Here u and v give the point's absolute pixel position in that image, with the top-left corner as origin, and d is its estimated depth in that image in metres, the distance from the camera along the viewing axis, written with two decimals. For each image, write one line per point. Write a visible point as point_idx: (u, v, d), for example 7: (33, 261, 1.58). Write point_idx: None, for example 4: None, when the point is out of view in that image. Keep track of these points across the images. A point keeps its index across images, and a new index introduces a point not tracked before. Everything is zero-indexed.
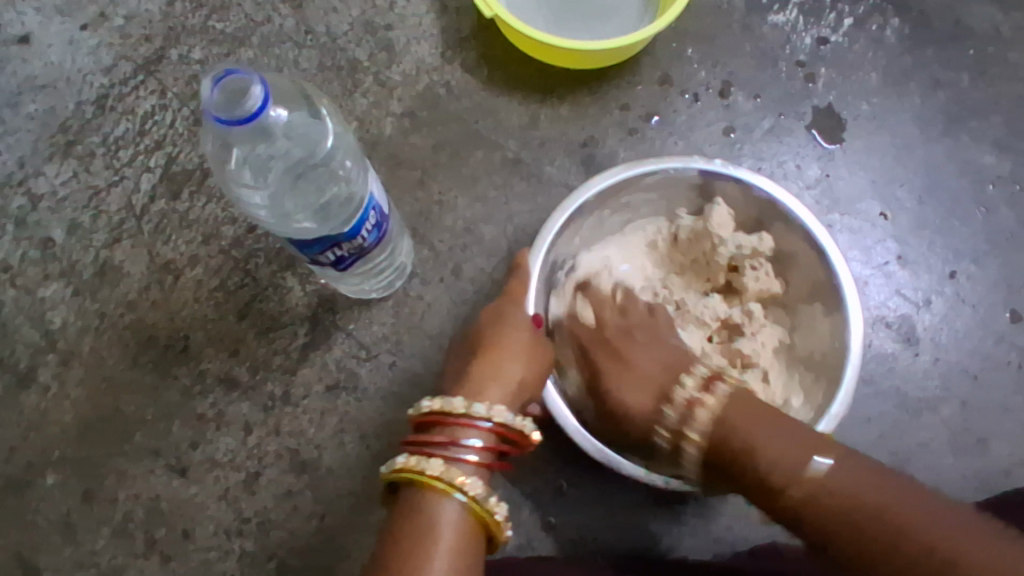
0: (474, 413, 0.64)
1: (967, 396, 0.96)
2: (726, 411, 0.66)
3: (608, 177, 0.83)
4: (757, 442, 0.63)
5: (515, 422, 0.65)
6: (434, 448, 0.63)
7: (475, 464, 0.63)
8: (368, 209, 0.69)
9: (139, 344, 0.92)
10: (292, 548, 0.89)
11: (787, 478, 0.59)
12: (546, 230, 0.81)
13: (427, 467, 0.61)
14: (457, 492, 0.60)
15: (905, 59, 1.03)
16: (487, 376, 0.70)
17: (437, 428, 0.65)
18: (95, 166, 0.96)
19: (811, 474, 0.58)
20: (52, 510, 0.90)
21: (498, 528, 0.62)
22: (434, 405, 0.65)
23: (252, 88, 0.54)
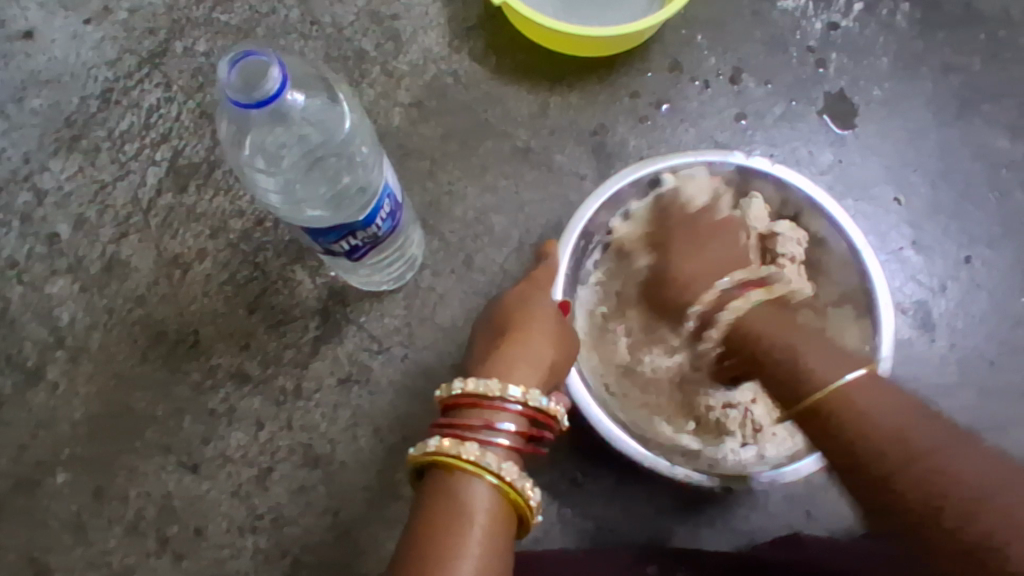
0: (507, 396, 0.63)
1: (985, 381, 0.96)
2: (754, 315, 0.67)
3: (645, 166, 0.83)
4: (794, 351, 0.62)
5: (547, 406, 0.65)
6: (467, 431, 0.62)
7: (508, 448, 0.62)
8: (383, 198, 0.69)
9: (148, 340, 0.91)
10: (306, 545, 0.88)
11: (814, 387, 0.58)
12: (579, 216, 0.82)
13: (460, 451, 0.60)
14: (490, 475, 0.59)
15: (916, 43, 1.02)
16: (518, 363, 0.68)
17: (469, 411, 0.64)
18: (100, 161, 0.95)
19: (834, 379, 0.58)
20: (63, 509, 0.89)
21: (528, 512, 0.62)
22: (466, 388, 0.64)
23: (270, 71, 0.52)
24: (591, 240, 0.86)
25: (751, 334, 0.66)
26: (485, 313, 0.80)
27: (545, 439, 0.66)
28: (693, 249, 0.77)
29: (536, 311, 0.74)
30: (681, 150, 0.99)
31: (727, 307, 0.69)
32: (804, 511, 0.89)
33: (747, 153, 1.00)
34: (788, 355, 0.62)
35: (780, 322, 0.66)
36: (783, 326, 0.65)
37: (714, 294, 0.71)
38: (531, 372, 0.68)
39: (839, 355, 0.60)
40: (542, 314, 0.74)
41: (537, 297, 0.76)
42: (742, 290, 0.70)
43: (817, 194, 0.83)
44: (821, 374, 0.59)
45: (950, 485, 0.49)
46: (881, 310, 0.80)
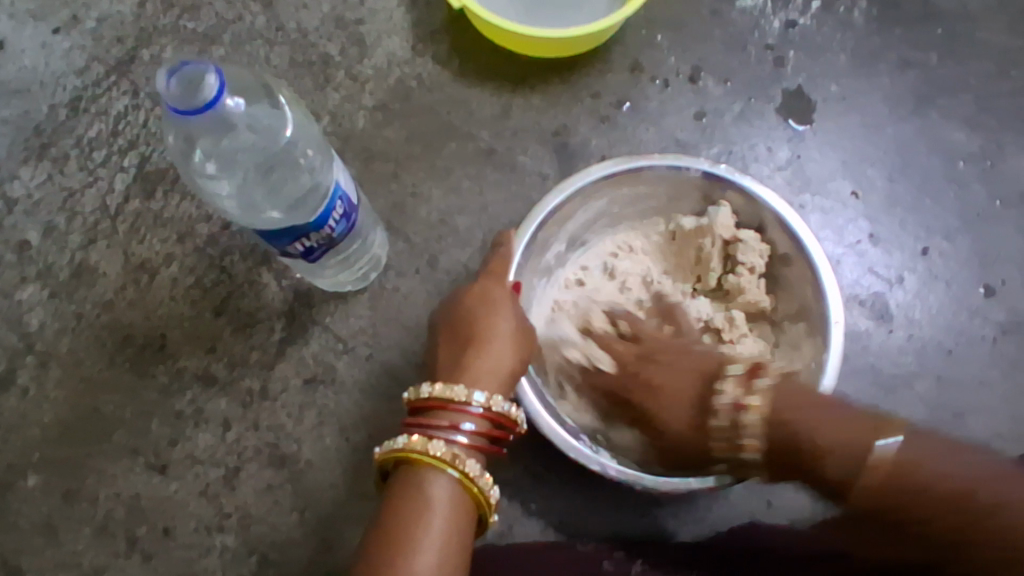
0: (473, 401, 0.64)
1: (942, 371, 0.97)
2: (781, 430, 0.58)
3: (603, 167, 0.83)
4: (807, 428, 0.57)
5: (511, 411, 0.66)
6: (433, 430, 0.63)
7: (472, 447, 0.64)
8: (334, 199, 0.69)
9: (116, 344, 0.92)
10: (273, 543, 0.89)
11: (857, 469, 0.53)
12: (542, 207, 0.82)
13: (428, 447, 0.62)
14: (454, 470, 0.61)
15: (873, 39, 1.04)
16: (485, 367, 0.70)
17: (435, 412, 0.64)
18: (69, 168, 0.96)
19: (879, 458, 0.52)
20: (34, 512, 0.90)
21: (488, 508, 0.63)
22: (435, 391, 0.64)
23: (207, 77, 0.54)
24: (546, 238, 0.86)
25: (789, 447, 0.58)
26: (441, 313, 0.78)
27: (508, 441, 0.68)
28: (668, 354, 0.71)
29: (496, 310, 0.74)
30: (643, 148, 1.01)
31: (753, 406, 0.60)
32: (766, 501, 0.90)
33: (706, 150, 1.01)
34: (808, 454, 0.56)
35: (805, 396, 0.60)
36: (803, 423, 0.57)
37: (726, 414, 0.62)
38: (492, 375, 0.70)
39: (851, 424, 0.56)
40: (503, 313, 0.74)
41: (496, 294, 0.75)
42: (739, 398, 0.62)
43: (778, 204, 0.83)
44: (848, 451, 0.54)
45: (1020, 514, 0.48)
46: (832, 325, 0.79)
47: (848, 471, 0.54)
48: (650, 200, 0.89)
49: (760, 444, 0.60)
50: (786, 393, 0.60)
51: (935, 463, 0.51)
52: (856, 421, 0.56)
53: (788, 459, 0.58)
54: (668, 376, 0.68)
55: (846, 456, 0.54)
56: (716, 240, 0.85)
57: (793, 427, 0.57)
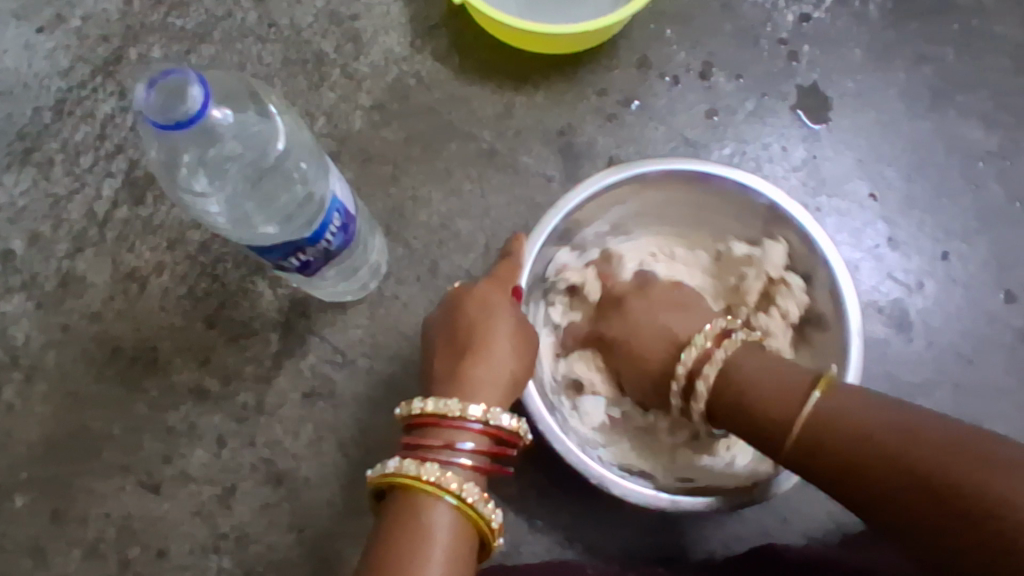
0: (467, 416, 0.60)
1: (962, 379, 0.94)
2: (728, 384, 0.63)
3: (655, 166, 0.77)
4: (744, 382, 0.62)
5: (510, 424, 0.62)
6: (428, 452, 0.60)
7: (471, 468, 0.59)
8: (332, 211, 0.65)
9: (105, 357, 0.89)
10: (270, 564, 0.85)
11: (789, 421, 0.58)
12: (596, 181, 0.76)
13: (421, 472, 0.58)
14: (450, 495, 0.57)
15: (889, 33, 1.00)
16: (484, 378, 0.65)
17: (429, 431, 0.61)
18: (55, 173, 0.92)
19: (811, 414, 0.56)
20: (21, 533, 0.86)
21: (490, 535, 0.59)
22: (427, 407, 0.61)
23: (190, 88, 0.50)
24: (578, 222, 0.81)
25: (739, 395, 0.62)
26: (437, 315, 0.73)
27: (510, 459, 0.63)
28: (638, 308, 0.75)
29: (498, 316, 0.69)
30: (651, 147, 0.97)
31: (706, 368, 0.64)
32: (780, 516, 0.87)
33: (717, 150, 0.97)
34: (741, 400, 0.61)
35: (767, 360, 0.63)
36: (758, 385, 0.61)
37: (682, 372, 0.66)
38: (497, 389, 0.66)
39: (794, 387, 0.59)
40: (503, 321, 0.69)
41: (500, 302, 0.70)
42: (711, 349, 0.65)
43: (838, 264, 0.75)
44: (783, 412, 0.58)
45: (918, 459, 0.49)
46: None
47: (788, 418, 0.58)
48: (704, 209, 0.84)
49: (706, 397, 0.64)
50: (750, 353, 0.64)
51: (837, 413, 0.55)
52: (800, 380, 0.60)
53: (730, 412, 0.63)
54: (648, 340, 0.71)
55: (776, 411, 0.59)
56: (761, 275, 0.82)
57: (742, 385, 0.62)
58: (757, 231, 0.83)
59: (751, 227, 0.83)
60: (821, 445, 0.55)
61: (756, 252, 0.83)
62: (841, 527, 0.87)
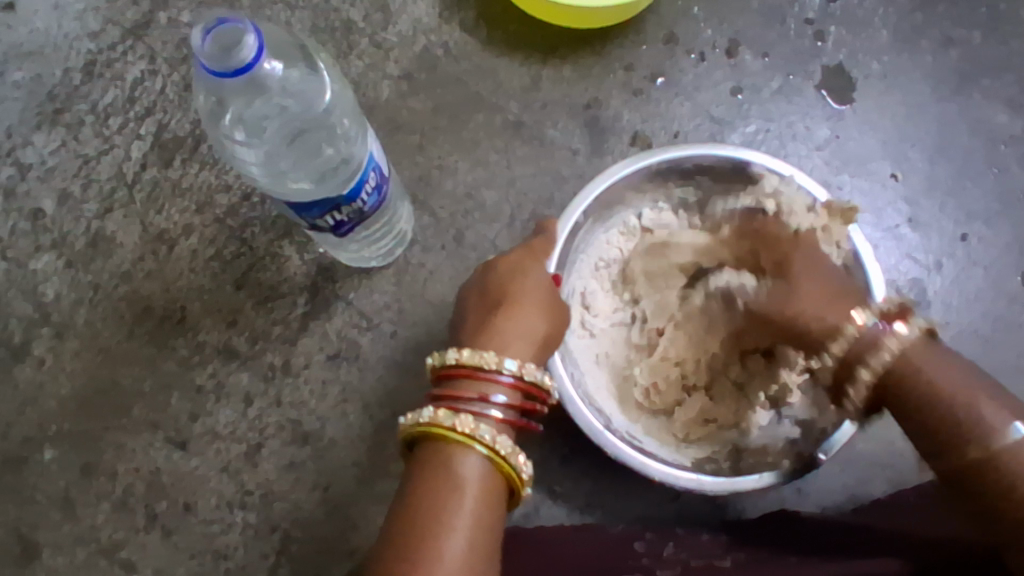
0: (502, 369, 0.62)
1: (978, 358, 0.95)
2: (911, 363, 0.59)
3: (755, 155, 0.80)
4: (929, 371, 0.58)
5: (544, 381, 0.64)
6: (461, 403, 0.60)
7: (501, 421, 0.60)
8: (368, 171, 0.66)
9: (135, 317, 0.90)
10: (295, 520, 0.87)
11: (979, 438, 0.53)
12: (699, 149, 0.80)
13: (455, 422, 0.58)
14: (483, 447, 0.58)
15: (916, 15, 1.00)
16: (512, 334, 0.66)
17: (462, 382, 0.62)
18: (84, 134, 0.93)
19: (1001, 435, 0.53)
20: (51, 486, 0.88)
21: (519, 484, 0.60)
22: (462, 357, 0.62)
23: (245, 37, 0.51)
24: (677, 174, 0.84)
25: (912, 373, 0.58)
26: (476, 273, 0.75)
27: (538, 413, 0.64)
28: (819, 271, 0.69)
29: (531, 281, 0.70)
30: (677, 123, 0.97)
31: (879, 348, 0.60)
32: (796, 487, 0.88)
33: (742, 127, 0.98)
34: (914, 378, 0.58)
35: (937, 356, 0.59)
36: (937, 367, 0.58)
37: (852, 336, 0.62)
38: (523, 345, 0.66)
39: (993, 399, 0.55)
40: (535, 285, 0.70)
41: (532, 268, 0.72)
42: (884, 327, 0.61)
43: None
44: (973, 417, 0.54)
45: None
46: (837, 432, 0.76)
47: (988, 434, 0.53)
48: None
49: (878, 368, 0.60)
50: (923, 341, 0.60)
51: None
52: (1005, 402, 0.55)
53: (889, 387, 0.60)
54: (814, 298, 0.66)
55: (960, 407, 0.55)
56: None
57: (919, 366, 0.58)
58: None
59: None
60: (1022, 494, 0.51)
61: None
62: (856, 499, 0.88)
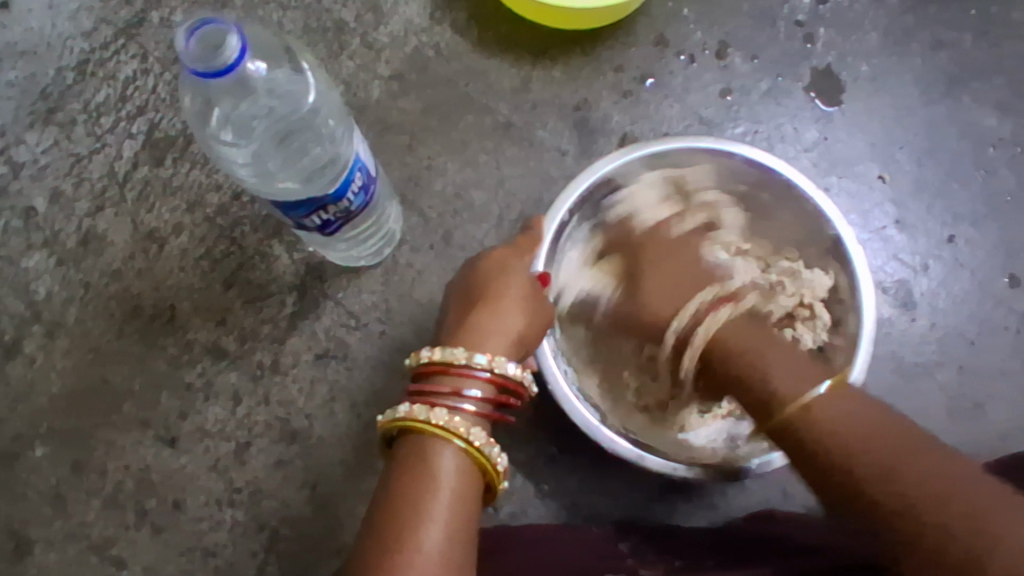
0: (474, 363, 0.61)
1: (965, 360, 0.95)
2: (724, 342, 0.64)
3: (754, 151, 0.80)
4: (748, 349, 0.62)
5: (514, 372, 0.62)
6: (436, 399, 0.61)
7: (475, 415, 0.61)
8: (355, 169, 0.68)
9: (125, 314, 0.91)
10: (283, 518, 0.88)
11: (785, 399, 0.57)
12: (684, 143, 0.81)
13: (429, 416, 0.59)
14: (458, 439, 0.58)
15: (906, 18, 1.00)
16: (494, 330, 0.66)
17: (436, 378, 0.62)
18: (76, 133, 0.94)
19: (811, 403, 0.56)
20: (41, 482, 0.89)
21: (496, 478, 0.60)
22: (434, 354, 0.62)
23: (229, 38, 0.51)
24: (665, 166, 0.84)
25: (730, 353, 0.63)
26: (460, 271, 0.75)
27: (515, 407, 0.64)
28: (659, 253, 0.73)
29: (513, 275, 0.70)
30: (665, 124, 0.98)
31: (702, 322, 0.65)
32: (780, 488, 0.89)
33: (731, 129, 0.98)
34: (745, 365, 0.61)
35: (751, 335, 0.63)
36: (740, 341, 0.63)
37: (679, 321, 0.67)
38: (504, 338, 0.66)
39: (802, 371, 0.59)
40: (517, 279, 0.70)
41: (514, 263, 0.72)
42: (704, 310, 0.66)
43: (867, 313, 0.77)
44: (779, 382, 0.59)
45: (895, 471, 0.50)
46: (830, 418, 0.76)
47: (787, 393, 0.57)
48: (775, 209, 0.84)
49: (701, 345, 0.65)
50: (737, 322, 0.65)
51: (878, 428, 0.53)
52: (805, 371, 0.59)
53: (717, 369, 0.64)
54: (647, 283, 0.71)
55: (780, 384, 0.58)
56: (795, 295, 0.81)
57: (734, 345, 0.63)
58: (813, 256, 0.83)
59: (813, 247, 0.83)
60: (836, 449, 0.53)
61: (803, 270, 0.81)
62: None
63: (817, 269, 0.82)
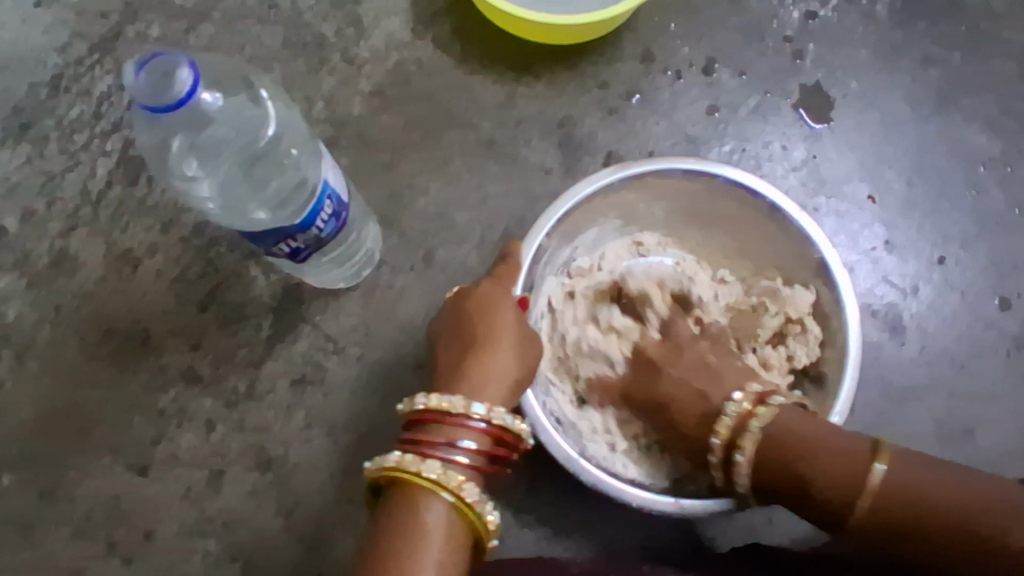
0: (470, 413, 0.60)
1: (954, 385, 0.93)
2: (773, 444, 0.62)
3: (741, 176, 0.77)
4: (796, 446, 0.61)
5: (514, 425, 0.61)
6: (428, 448, 0.59)
7: (469, 468, 0.59)
8: (322, 198, 0.64)
9: (97, 338, 0.89)
10: (257, 549, 0.86)
11: (857, 490, 0.58)
12: (664, 164, 0.77)
13: (421, 468, 0.57)
14: (448, 493, 0.56)
15: (896, 34, 0.99)
16: (488, 379, 0.64)
17: (430, 427, 0.60)
18: (49, 151, 0.92)
19: (875, 485, 0.57)
20: (9, 511, 0.86)
21: (486, 534, 0.58)
22: (430, 403, 0.60)
23: (180, 70, 0.49)
24: (648, 187, 0.80)
25: (785, 458, 0.61)
26: (442, 310, 0.72)
27: (509, 460, 0.63)
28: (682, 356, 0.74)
29: (495, 314, 0.68)
30: (651, 142, 0.96)
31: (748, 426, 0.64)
32: (767, 516, 0.87)
33: (718, 147, 0.97)
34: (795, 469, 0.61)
35: (805, 425, 0.63)
36: (794, 432, 0.62)
37: (722, 430, 0.66)
38: (498, 388, 0.65)
39: (852, 453, 0.59)
40: (505, 320, 0.68)
41: (498, 300, 0.69)
42: (745, 414, 0.65)
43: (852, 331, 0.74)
44: (840, 479, 0.59)
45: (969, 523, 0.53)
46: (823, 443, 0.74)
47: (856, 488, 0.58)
48: (761, 231, 0.82)
49: (751, 455, 0.63)
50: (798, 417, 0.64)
51: (935, 486, 0.56)
52: (855, 445, 0.60)
53: (777, 479, 0.62)
54: (675, 388, 0.72)
55: (832, 479, 0.59)
56: (779, 312, 0.80)
57: (786, 443, 0.62)
58: (797, 271, 0.81)
59: (798, 265, 0.80)
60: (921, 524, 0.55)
61: (784, 288, 0.81)
62: (828, 529, 0.87)
63: (799, 286, 0.80)
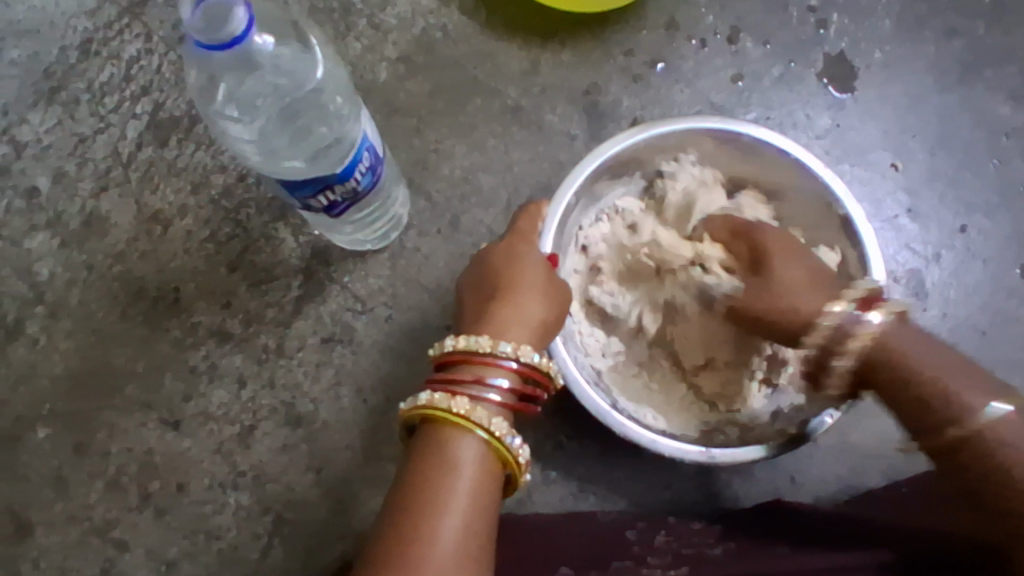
0: (499, 352, 0.61)
1: (975, 351, 0.95)
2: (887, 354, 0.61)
3: (764, 133, 0.77)
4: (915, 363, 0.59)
5: (541, 363, 0.63)
6: (458, 387, 0.60)
7: (499, 405, 0.60)
8: (361, 150, 0.67)
9: (129, 296, 0.90)
10: (289, 503, 0.87)
11: (958, 414, 0.55)
12: (689, 121, 0.78)
13: (451, 405, 0.58)
14: (480, 429, 0.58)
15: (920, 4, 0.99)
16: (513, 321, 0.65)
17: (460, 367, 0.62)
18: (80, 113, 0.92)
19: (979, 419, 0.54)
20: (44, 465, 0.88)
21: (517, 469, 0.60)
22: (458, 344, 0.62)
23: (236, 11, 0.50)
24: (670, 148, 0.81)
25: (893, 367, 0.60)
26: (467, 268, 0.74)
27: (538, 401, 0.64)
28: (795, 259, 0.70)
29: (521, 264, 0.70)
30: (675, 109, 0.97)
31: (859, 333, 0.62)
32: (789, 476, 0.88)
33: (743, 115, 0.97)
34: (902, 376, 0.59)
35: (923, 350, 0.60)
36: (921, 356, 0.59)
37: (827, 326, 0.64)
38: (524, 328, 0.65)
39: (972, 386, 0.56)
40: (530, 268, 0.70)
41: (523, 251, 0.71)
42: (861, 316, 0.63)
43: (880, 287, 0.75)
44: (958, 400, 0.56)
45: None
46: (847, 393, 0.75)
47: (950, 416, 0.55)
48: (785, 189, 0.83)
49: (855, 355, 0.62)
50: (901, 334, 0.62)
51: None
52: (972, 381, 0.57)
53: (879, 381, 0.61)
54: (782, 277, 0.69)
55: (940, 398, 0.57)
56: None
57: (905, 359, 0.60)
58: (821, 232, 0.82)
59: (820, 223, 0.82)
60: (993, 472, 0.52)
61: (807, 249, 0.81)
62: (849, 490, 0.88)
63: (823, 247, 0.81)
